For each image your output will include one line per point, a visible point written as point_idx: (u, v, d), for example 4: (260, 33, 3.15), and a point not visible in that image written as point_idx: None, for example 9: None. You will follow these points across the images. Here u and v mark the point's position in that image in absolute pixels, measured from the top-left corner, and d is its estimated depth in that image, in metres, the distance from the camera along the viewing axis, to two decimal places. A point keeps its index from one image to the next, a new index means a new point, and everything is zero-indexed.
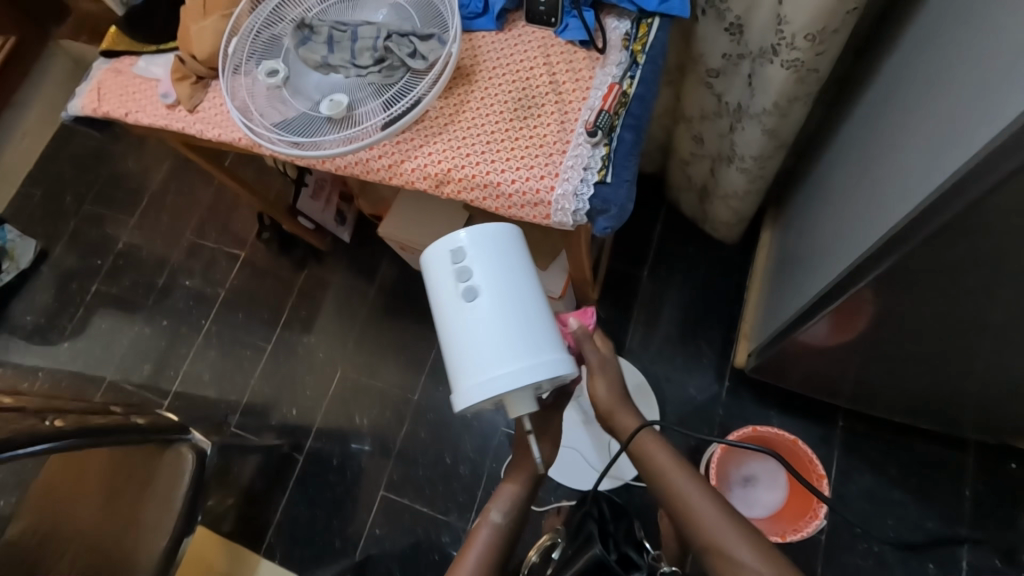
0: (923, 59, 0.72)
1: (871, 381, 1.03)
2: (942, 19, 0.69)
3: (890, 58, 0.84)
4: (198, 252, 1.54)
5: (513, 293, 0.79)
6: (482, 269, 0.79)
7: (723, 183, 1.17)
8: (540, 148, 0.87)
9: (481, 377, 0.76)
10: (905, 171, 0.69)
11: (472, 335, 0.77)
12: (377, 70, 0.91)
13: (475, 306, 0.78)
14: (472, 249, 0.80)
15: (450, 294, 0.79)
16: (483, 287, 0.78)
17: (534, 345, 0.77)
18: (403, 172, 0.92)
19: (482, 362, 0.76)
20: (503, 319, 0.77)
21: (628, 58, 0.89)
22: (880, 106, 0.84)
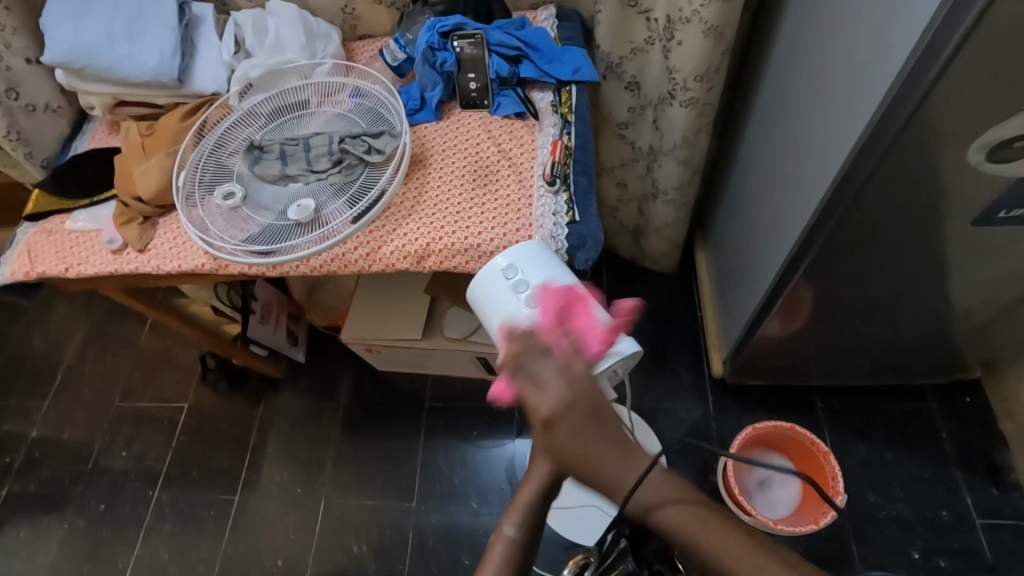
0: (795, 76, 0.92)
1: (826, 354, 1.22)
2: (801, 44, 0.89)
3: (770, 73, 1.03)
4: (127, 418, 1.66)
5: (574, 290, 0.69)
6: (538, 275, 0.69)
7: (655, 218, 1.37)
8: (508, 207, 0.85)
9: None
10: (815, 159, 0.85)
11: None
12: (336, 171, 0.89)
13: (538, 311, 0.67)
14: (520, 257, 0.71)
15: (508, 306, 0.68)
16: (544, 292, 0.68)
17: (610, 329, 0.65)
18: (382, 258, 0.86)
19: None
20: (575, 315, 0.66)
21: (560, 119, 0.92)
22: (773, 121, 1.01)
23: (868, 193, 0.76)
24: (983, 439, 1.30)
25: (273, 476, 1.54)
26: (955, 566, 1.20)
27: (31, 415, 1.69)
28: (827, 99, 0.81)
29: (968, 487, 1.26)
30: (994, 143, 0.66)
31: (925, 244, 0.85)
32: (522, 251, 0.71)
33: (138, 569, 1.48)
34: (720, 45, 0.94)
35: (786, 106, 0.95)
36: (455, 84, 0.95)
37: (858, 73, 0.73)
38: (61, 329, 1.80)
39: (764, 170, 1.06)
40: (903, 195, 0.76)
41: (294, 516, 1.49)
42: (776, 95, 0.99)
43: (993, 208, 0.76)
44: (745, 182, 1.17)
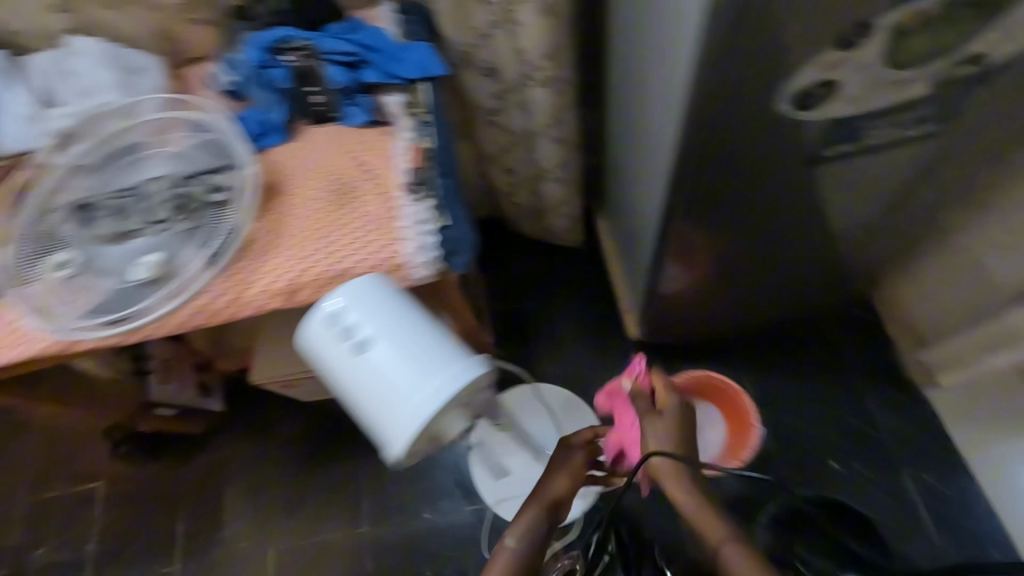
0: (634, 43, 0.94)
1: (726, 299, 1.28)
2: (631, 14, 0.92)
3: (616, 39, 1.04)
4: (33, 514, 1.50)
5: (406, 323, 0.71)
6: (369, 315, 0.71)
7: (547, 197, 1.37)
8: (374, 223, 0.81)
9: (407, 415, 0.67)
10: (661, 123, 0.88)
11: (387, 382, 0.68)
12: (181, 217, 0.82)
13: (372, 355, 0.70)
14: (347, 302, 0.72)
15: (342, 354, 0.71)
16: (376, 334, 0.70)
17: (446, 358, 0.70)
18: (250, 300, 0.80)
19: (406, 401, 0.68)
20: (409, 352, 0.69)
21: (417, 121, 0.88)
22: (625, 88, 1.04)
23: (711, 144, 0.80)
24: (877, 347, 1.41)
25: (214, 536, 1.45)
26: (870, 467, 1.31)
27: None
28: (659, 61, 0.84)
29: (871, 394, 1.37)
30: (801, 92, 0.73)
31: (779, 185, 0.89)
32: (349, 294, 0.73)
33: None
34: (560, 20, 0.93)
35: (633, 70, 0.98)
36: (298, 101, 0.89)
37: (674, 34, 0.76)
38: None
39: (630, 135, 1.08)
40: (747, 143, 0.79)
41: (245, 572, 1.42)
42: (623, 60, 1.02)
43: (825, 142, 0.81)
44: (620, 148, 1.19)
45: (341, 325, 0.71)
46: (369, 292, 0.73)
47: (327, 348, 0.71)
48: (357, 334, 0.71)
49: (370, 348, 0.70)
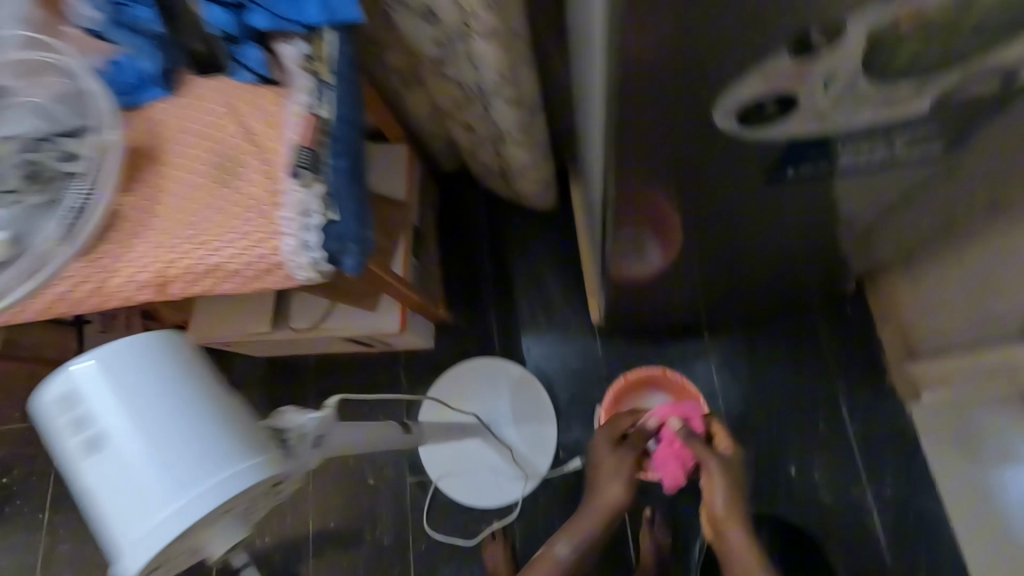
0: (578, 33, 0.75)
1: (698, 291, 1.17)
2: None
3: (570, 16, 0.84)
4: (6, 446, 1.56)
5: (178, 415, 0.51)
6: (115, 397, 0.50)
7: (512, 162, 1.22)
8: (253, 212, 0.69)
9: (135, 537, 0.48)
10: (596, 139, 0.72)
11: (115, 487, 0.48)
12: (34, 188, 0.70)
13: (103, 385, 0.50)
14: (114, 352, 0.51)
15: (82, 451, 0.49)
16: (123, 419, 0.49)
17: (235, 455, 0.51)
18: (116, 290, 0.71)
19: (180, 509, 0.48)
20: (150, 446, 0.49)
21: (315, 80, 0.73)
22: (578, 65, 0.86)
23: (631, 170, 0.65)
24: (859, 342, 1.30)
25: None
26: (829, 476, 1.24)
27: None
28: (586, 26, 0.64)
29: (845, 395, 1.28)
30: (743, 112, 0.55)
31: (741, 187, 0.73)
32: (71, 362, 0.51)
33: None
34: None
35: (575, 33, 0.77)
36: (256, 64, 0.74)
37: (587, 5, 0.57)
38: None
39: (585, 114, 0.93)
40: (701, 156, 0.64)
41: None
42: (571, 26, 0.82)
43: (796, 145, 0.62)
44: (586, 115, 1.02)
45: (72, 399, 0.49)
46: (117, 368, 0.50)
47: (73, 450, 0.50)
48: (89, 381, 0.50)
49: (120, 438, 0.49)
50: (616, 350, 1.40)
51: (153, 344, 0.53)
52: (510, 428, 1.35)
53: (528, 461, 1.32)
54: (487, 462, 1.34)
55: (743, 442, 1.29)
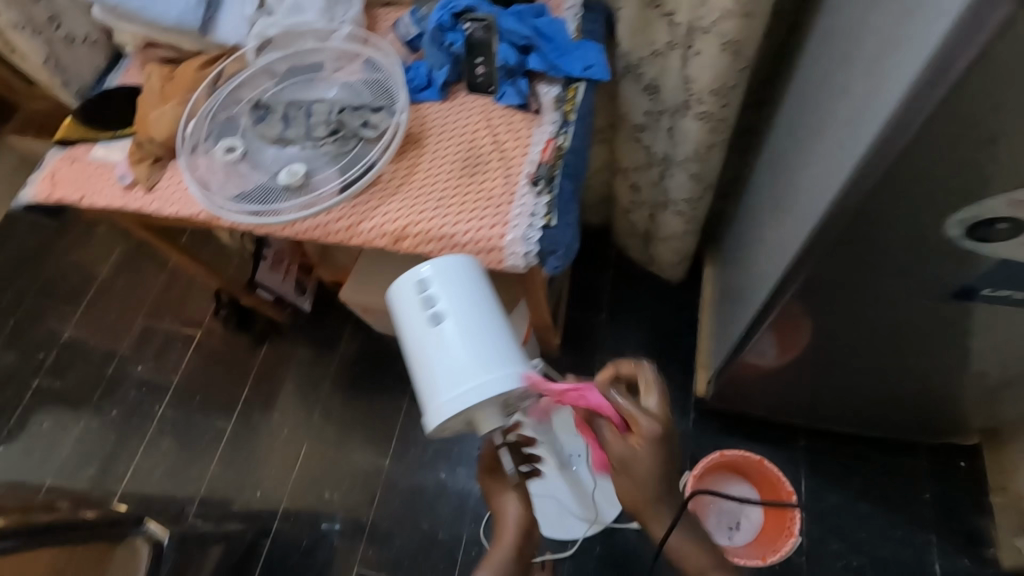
0: (800, 130, 0.88)
1: (815, 396, 1.18)
2: (808, 92, 0.85)
3: (782, 114, 0.97)
4: (149, 338, 1.80)
5: (486, 319, 0.69)
6: (451, 293, 0.70)
7: (663, 227, 1.33)
8: (489, 201, 0.84)
9: (444, 394, 0.65)
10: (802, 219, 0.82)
11: (440, 354, 0.66)
12: (332, 141, 0.90)
13: (446, 283, 0.71)
14: (453, 264, 0.72)
15: (420, 324, 0.69)
16: (453, 310, 0.69)
17: (517, 360, 0.68)
18: (361, 233, 0.87)
19: (483, 383, 0.64)
20: (469, 334, 0.68)
21: (561, 117, 0.90)
22: (776, 157, 0.98)
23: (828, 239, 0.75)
24: (967, 507, 1.23)
25: (266, 415, 1.65)
26: None
27: (63, 318, 1.86)
28: (828, 117, 0.77)
29: (939, 553, 1.21)
30: (976, 221, 0.63)
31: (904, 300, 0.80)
32: (428, 263, 0.72)
33: (136, 474, 1.62)
34: (740, 60, 0.86)
35: (796, 126, 0.90)
36: (518, 93, 0.91)
37: (849, 101, 0.70)
38: (100, 247, 1.95)
39: (768, 197, 1.03)
40: (900, 250, 0.71)
41: (277, 455, 1.59)
42: (785, 120, 0.95)
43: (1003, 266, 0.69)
44: (752, 205, 1.13)
45: (423, 287, 0.70)
46: (461, 280, 0.71)
47: (411, 322, 0.70)
48: (437, 279, 0.71)
49: (448, 321, 0.68)
50: (707, 433, 1.37)
51: (473, 267, 0.74)
52: (585, 469, 1.33)
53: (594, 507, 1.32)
54: (553, 492, 1.34)
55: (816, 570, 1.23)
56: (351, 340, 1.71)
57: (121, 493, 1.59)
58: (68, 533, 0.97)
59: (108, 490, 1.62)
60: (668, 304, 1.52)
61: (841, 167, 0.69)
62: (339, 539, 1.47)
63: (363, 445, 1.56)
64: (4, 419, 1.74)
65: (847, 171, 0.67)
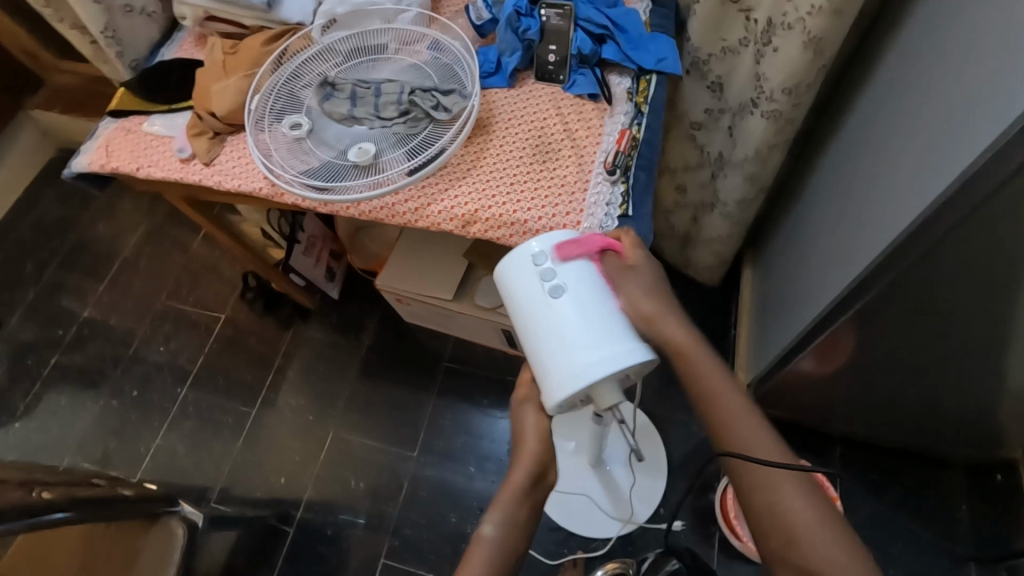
0: (876, 135, 0.88)
1: (860, 404, 1.17)
2: (890, 96, 0.86)
3: (852, 119, 0.97)
4: (171, 318, 1.78)
5: (605, 296, 0.68)
6: (569, 268, 0.68)
7: (706, 228, 1.31)
8: (562, 188, 0.84)
9: (566, 370, 0.64)
10: (884, 223, 0.81)
11: (560, 332, 0.65)
12: (402, 122, 0.89)
13: (564, 257, 0.69)
14: (569, 238, 0.71)
15: (536, 298, 0.68)
16: (573, 286, 0.67)
17: (639, 341, 0.66)
18: (429, 215, 0.86)
19: (606, 361, 0.63)
20: (590, 312, 0.66)
21: (633, 109, 0.89)
22: (845, 161, 0.98)
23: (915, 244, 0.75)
24: (1004, 526, 1.23)
25: (291, 400, 1.63)
26: None
27: (84, 294, 1.83)
28: (917, 120, 0.77)
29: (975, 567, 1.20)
30: None
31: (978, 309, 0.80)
32: (542, 236, 0.71)
33: (156, 454, 1.60)
34: (818, 59, 0.87)
35: (870, 130, 0.90)
36: (591, 83, 0.91)
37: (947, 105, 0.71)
38: (124, 223, 1.93)
39: (829, 201, 1.03)
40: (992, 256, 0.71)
41: (301, 443, 1.57)
42: (855, 124, 0.96)
43: None
44: (806, 209, 1.14)
45: (540, 260, 0.69)
46: (578, 254, 0.69)
47: (527, 296, 0.68)
48: (555, 251, 0.69)
49: (568, 297, 0.67)
50: None
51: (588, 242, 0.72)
52: (620, 471, 1.34)
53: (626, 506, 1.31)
54: (586, 490, 1.33)
55: None
56: (379, 330, 1.69)
57: (141, 473, 1.56)
58: (107, 505, 0.94)
59: (125, 470, 1.59)
60: (703, 306, 1.51)
61: (946, 170, 0.69)
62: (362, 530, 1.45)
63: (389, 435, 1.55)
64: (20, 394, 1.70)
65: (954, 173, 0.67)
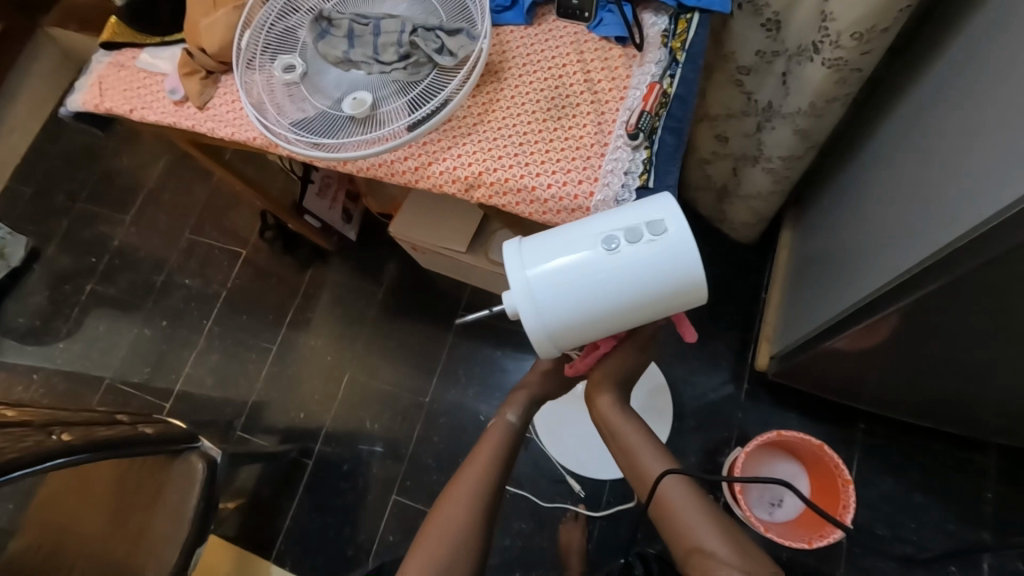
0: (961, 93, 0.74)
1: (894, 387, 1.09)
2: (986, 47, 0.70)
3: (936, 67, 0.81)
4: (195, 251, 1.80)
5: (598, 294, 0.63)
6: (641, 262, 0.62)
7: (747, 184, 1.17)
8: (575, 151, 0.75)
9: (527, 260, 0.65)
10: (958, 205, 0.69)
11: (562, 246, 0.65)
12: (402, 67, 0.79)
13: (655, 255, 0.62)
14: (688, 275, 0.63)
15: (600, 226, 0.65)
16: (619, 262, 0.62)
17: (552, 326, 0.65)
18: (430, 175, 0.79)
19: (533, 292, 0.64)
20: (586, 281, 0.63)
21: (668, 56, 0.76)
22: (918, 121, 0.83)
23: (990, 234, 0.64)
24: None
25: (311, 339, 1.66)
26: None
27: (112, 224, 1.86)
28: (1018, 82, 0.63)
29: (992, 553, 1.16)
30: None
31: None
32: (682, 232, 0.63)
33: (187, 383, 1.68)
34: None
35: (954, 87, 0.75)
36: (619, 23, 0.78)
37: None
38: (146, 153, 1.91)
39: (892, 167, 0.89)
40: None
41: (320, 381, 1.61)
42: (939, 78, 0.80)
43: None
44: (862, 172, 1.00)
45: (653, 229, 0.63)
46: (665, 264, 0.62)
47: (610, 216, 0.65)
48: (658, 247, 0.62)
49: (608, 256, 0.63)
50: (760, 406, 1.31)
51: (674, 285, 0.63)
52: None
53: None
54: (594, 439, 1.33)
55: (859, 557, 1.20)
56: (395, 273, 1.67)
57: (174, 399, 1.66)
58: (129, 448, 0.99)
59: (159, 396, 1.68)
60: (734, 267, 1.41)
61: None
62: (377, 467, 1.51)
63: (403, 378, 1.57)
64: (61, 318, 1.78)
65: None
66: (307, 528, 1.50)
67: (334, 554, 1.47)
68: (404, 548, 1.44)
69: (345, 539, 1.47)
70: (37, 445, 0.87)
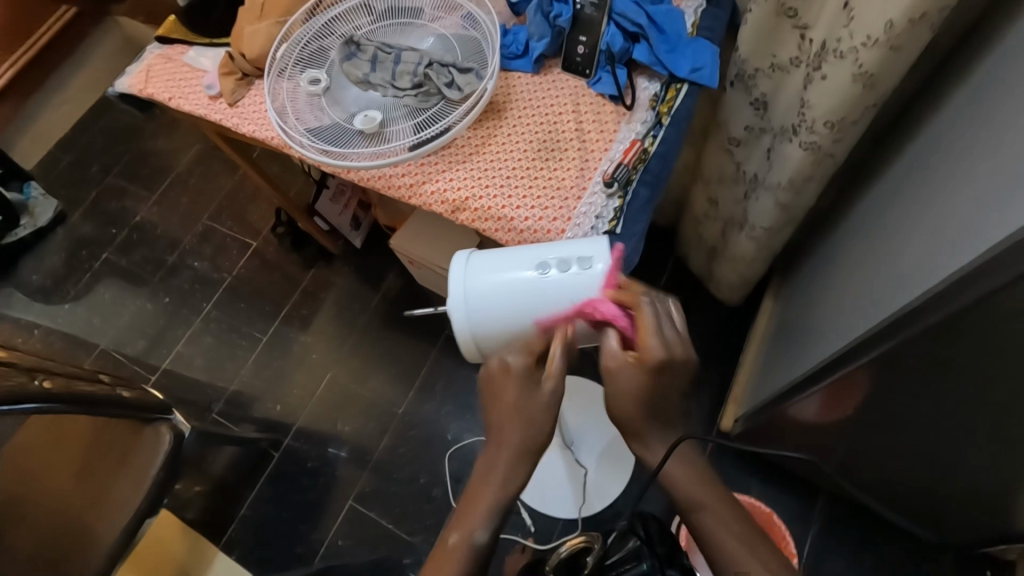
0: (919, 188, 0.79)
1: (851, 465, 1.10)
2: (942, 149, 0.76)
3: (904, 161, 0.87)
4: (209, 236, 1.89)
5: (524, 312, 0.71)
6: (565, 291, 0.69)
7: (732, 248, 1.22)
8: (556, 191, 0.81)
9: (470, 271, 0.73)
10: (900, 291, 0.74)
11: (505, 264, 0.72)
12: (414, 94, 0.87)
13: (579, 287, 0.69)
14: None
15: (539, 253, 0.72)
16: (545, 288, 0.70)
17: (482, 331, 0.73)
18: (422, 194, 0.85)
19: (469, 299, 0.72)
20: (516, 298, 0.70)
21: (654, 118, 0.84)
22: (885, 209, 0.89)
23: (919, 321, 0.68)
24: None
25: (301, 335, 1.71)
26: None
27: (138, 201, 1.96)
28: (958, 185, 0.69)
29: None
30: None
31: (975, 405, 0.72)
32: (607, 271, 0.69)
33: (176, 360, 1.74)
34: (870, 93, 0.78)
35: (914, 183, 0.81)
36: (614, 84, 0.86)
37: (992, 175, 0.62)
38: (182, 139, 2.04)
39: (860, 248, 0.94)
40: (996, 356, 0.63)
41: (302, 378, 1.66)
42: (904, 173, 0.86)
43: None
44: (837, 250, 1.04)
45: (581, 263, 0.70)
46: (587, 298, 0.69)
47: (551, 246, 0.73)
48: (593, 279, 0.69)
49: (538, 280, 0.70)
50: (722, 467, 1.32)
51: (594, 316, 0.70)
52: (587, 460, 1.35)
53: (587, 493, 1.33)
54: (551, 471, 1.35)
55: None
56: (392, 285, 1.73)
57: (161, 374, 1.71)
58: (105, 406, 1.04)
59: (147, 368, 1.74)
60: (716, 327, 1.45)
61: (971, 251, 0.60)
62: (341, 470, 1.54)
63: (382, 386, 1.61)
64: (72, 281, 1.87)
65: (979, 252, 0.59)
66: (262, 521, 1.51)
67: (283, 550, 1.47)
68: (352, 556, 1.44)
69: (296, 537, 1.48)
70: (19, 387, 0.92)
